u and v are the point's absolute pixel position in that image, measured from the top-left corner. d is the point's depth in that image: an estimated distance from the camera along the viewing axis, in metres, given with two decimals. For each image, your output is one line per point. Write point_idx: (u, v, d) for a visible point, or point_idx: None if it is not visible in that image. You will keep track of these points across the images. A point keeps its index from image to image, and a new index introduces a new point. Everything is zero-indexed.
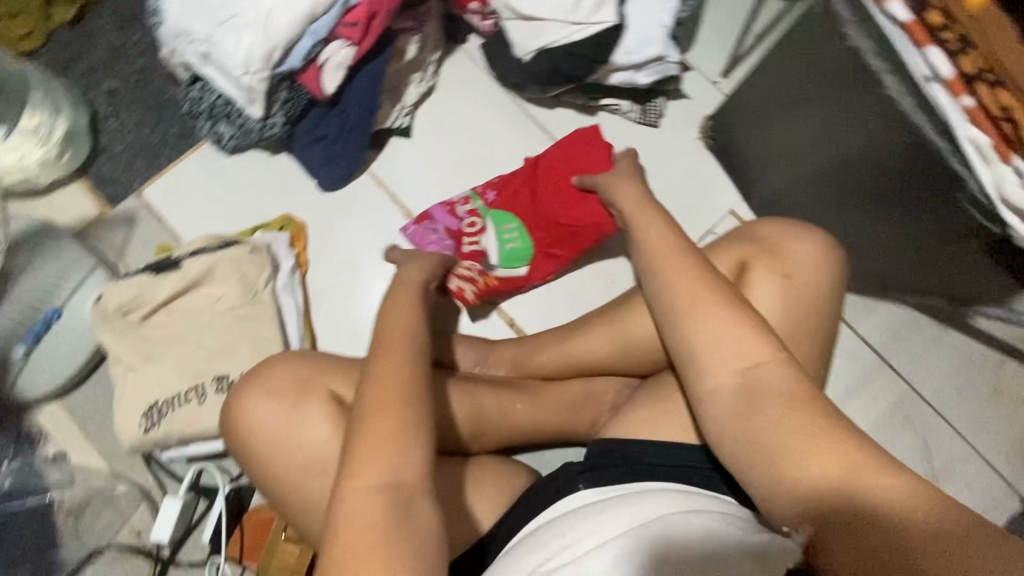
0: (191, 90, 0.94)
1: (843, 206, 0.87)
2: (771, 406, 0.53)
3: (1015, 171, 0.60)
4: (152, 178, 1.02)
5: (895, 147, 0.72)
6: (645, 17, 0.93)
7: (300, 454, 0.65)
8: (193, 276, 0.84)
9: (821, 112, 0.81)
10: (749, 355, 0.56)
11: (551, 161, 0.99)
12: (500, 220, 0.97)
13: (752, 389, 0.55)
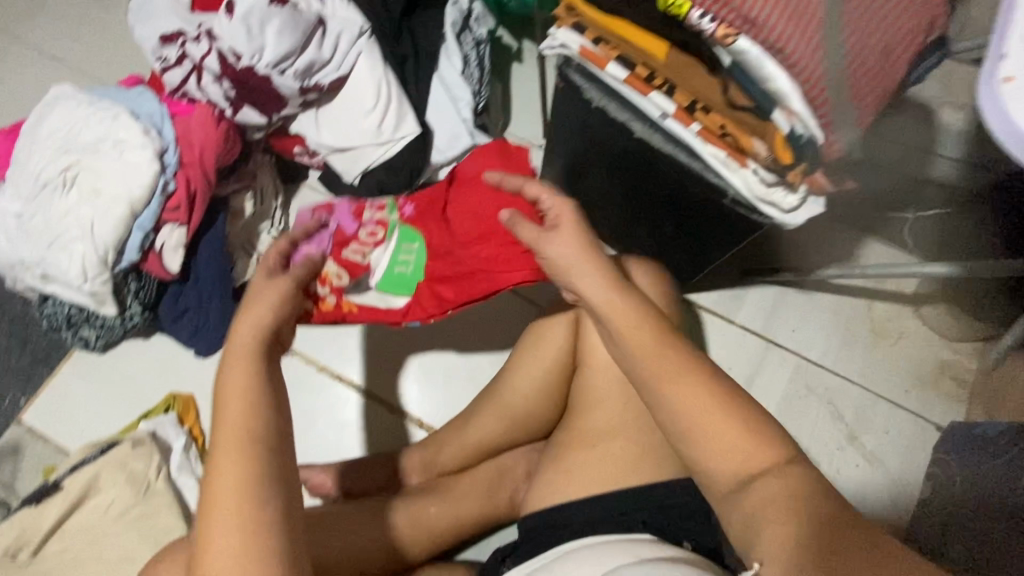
0: (44, 308, 0.96)
1: (658, 234, 0.93)
2: (738, 451, 0.54)
3: (753, 172, 0.68)
4: (30, 401, 1.02)
5: (667, 179, 0.79)
6: (445, 118, 1.02)
7: None
8: (77, 493, 0.84)
9: (599, 164, 0.87)
10: (716, 408, 0.55)
11: (469, 180, 1.03)
12: (405, 236, 1.00)
13: (721, 437, 0.55)
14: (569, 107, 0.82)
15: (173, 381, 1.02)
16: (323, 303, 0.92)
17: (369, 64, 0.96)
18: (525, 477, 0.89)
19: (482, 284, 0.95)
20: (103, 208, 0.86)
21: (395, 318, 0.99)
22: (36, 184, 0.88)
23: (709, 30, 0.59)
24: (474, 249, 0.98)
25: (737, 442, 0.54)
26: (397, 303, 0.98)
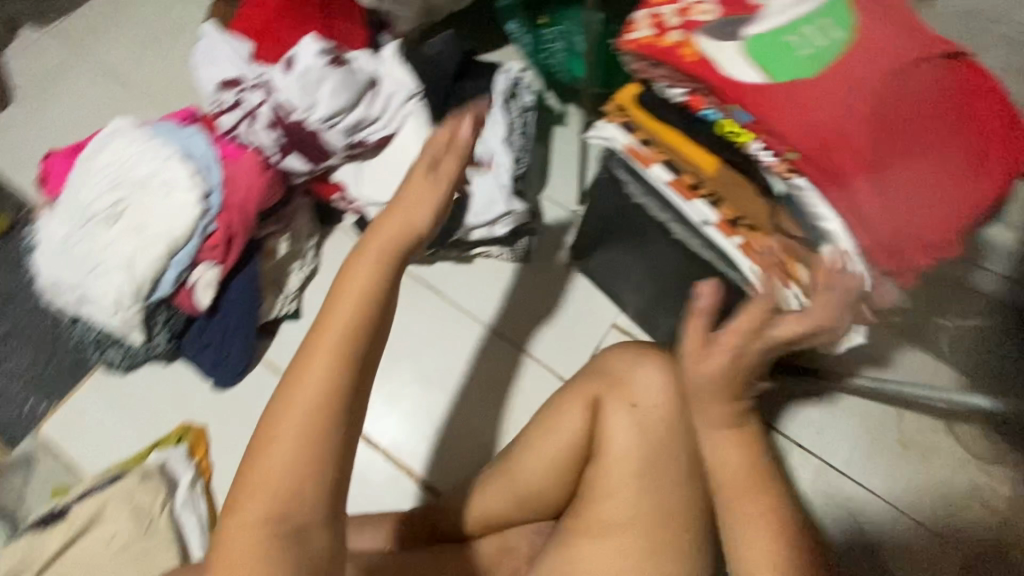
0: (75, 326, 1.00)
1: (683, 325, 0.92)
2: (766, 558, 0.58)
3: (794, 294, 0.66)
4: (48, 414, 1.04)
5: (700, 277, 0.77)
6: (485, 184, 1.02)
7: None
8: (82, 522, 0.84)
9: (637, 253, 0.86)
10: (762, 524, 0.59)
11: (954, 69, 0.55)
12: (835, 13, 0.56)
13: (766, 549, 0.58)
14: (606, 195, 0.82)
15: (187, 411, 1.03)
16: (680, 47, 0.59)
17: (417, 125, 0.98)
18: (529, 560, 0.86)
19: (826, 160, 0.55)
20: (146, 244, 0.89)
21: (724, 95, 0.58)
22: (81, 210, 0.90)
23: (770, 161, 0.60)
24: (941, 124, 0.54)
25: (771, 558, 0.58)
26: (749, 79, 0.57)
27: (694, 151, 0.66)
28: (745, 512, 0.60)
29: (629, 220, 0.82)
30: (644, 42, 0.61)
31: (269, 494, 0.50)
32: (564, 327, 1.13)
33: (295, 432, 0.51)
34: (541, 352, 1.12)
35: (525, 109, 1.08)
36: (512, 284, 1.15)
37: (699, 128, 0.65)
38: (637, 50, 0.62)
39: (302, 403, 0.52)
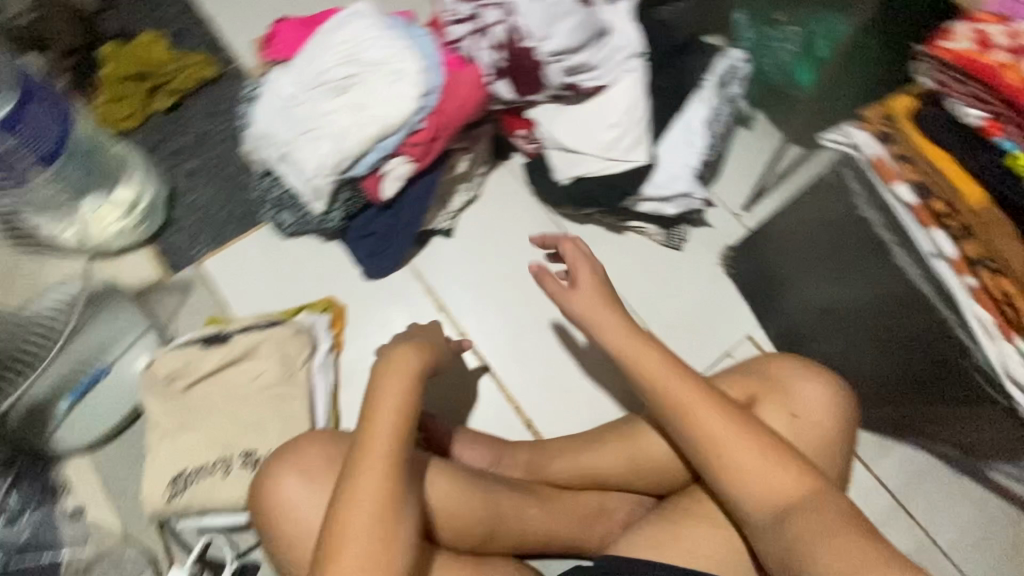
0: (264, 181, 1.07)
1: (861, 345, 0.91)
2: (744, 470, 0.67)
3: (1017, 350, 0.67)
4: (210, 252, 1.11)
5: (905, 306, 0.78)
6: (675, 158, 1.02)
7: (303, 522, 0.72)
8: (241, 350, 0.90)
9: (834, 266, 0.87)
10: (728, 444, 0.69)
11: None
12: None
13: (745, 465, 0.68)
14: (825, 200, 0.83)
15: (334, 289, 1.10)
16: (1005, 68, 0.62)
17: (632, 84, 0.97)
18: (621, 526, 0.89)
19: None
20: (361, 122, 0.94)
21: None
22: (316, 76, 0.96)
23: None
24: None
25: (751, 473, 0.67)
26: None
27: (964, 180, 0.66)
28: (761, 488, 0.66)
29: (840, 233, 0.82)
30: (964, 55, 0.64)
31: (373, 462, 0.69)
32: (697, 322, 1.13)
33: (385, 422, 0.72)
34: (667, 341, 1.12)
35: (729, 101, 1.06)
36: (658, 266, 1.16)
37: (986, 156, 0.64)
38: (954, 61, 0.64)
39: (383, 403, 0.74)
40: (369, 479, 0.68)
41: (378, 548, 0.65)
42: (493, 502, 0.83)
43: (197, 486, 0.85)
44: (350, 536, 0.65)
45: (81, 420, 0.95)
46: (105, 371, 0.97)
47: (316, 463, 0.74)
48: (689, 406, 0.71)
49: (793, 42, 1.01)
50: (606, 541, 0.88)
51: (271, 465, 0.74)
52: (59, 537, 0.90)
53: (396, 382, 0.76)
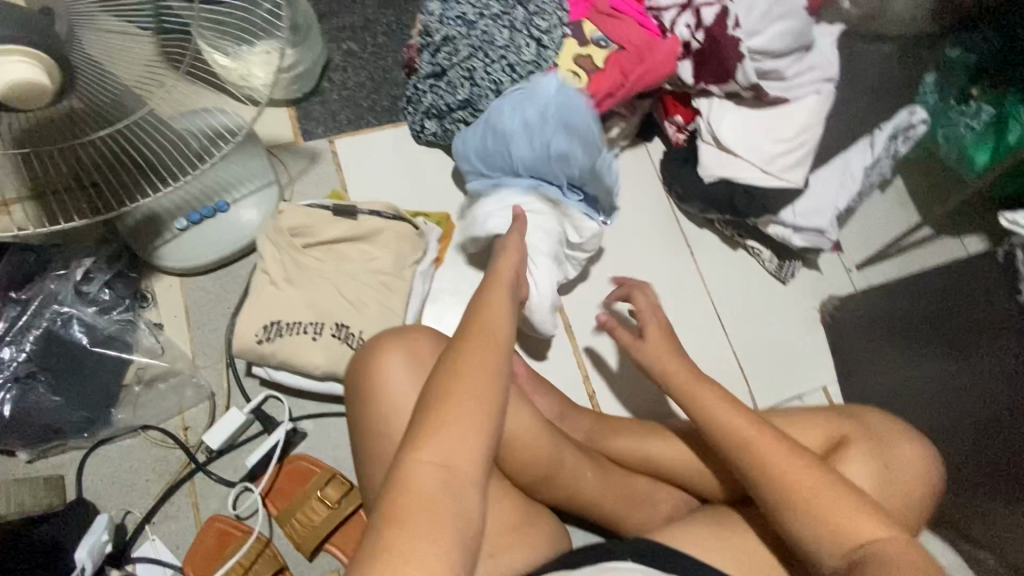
0: (422, 83, 1.04)
1: (961, 435, 0.90)
2: (828, 521, 0.62)
3: None
4: (345, 132, 1.12)
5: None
6: (825, 194, 1.02)
7: (394, 404, 0.72)
8: (364, 230, 0.91)
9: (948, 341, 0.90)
10: (797, 483, 0.64)
11: None
12: None
13: (808, 509, 0.62)
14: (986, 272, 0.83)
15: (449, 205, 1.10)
16: None
17: (815, 107, 0.98)
18: (663, 519, 0.87)
19: None
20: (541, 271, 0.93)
21: None
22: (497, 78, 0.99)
23: None
24: None
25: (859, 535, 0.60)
26: None
27: None
28: (793, 487, 0.64)
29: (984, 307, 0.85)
30: None
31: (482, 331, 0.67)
32: (780, 356, 1.13)
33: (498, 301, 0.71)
34: (747, 366, 1.12)
35: (892, 156, 1.04)
36: (756, 290, 1.15)
37: None
38: None
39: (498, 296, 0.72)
40: (477, 352, 0.64)
41: (471, 419, 0.59)
42: (557, 455, 0.81)
43: (285, 340, 0.86)
44: (453, 394, 0.60)
45: (188, 243, 0.96)
46: (225, 207, 0.97)
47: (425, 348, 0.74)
48: (706, 405, 0.71)
49: (980, 122, 0.99)
50: (644, 528, 0.85)
51: (383, 338, 0.75)
52: (138, 343, 0.91)
53: (503, 281, 0.75)
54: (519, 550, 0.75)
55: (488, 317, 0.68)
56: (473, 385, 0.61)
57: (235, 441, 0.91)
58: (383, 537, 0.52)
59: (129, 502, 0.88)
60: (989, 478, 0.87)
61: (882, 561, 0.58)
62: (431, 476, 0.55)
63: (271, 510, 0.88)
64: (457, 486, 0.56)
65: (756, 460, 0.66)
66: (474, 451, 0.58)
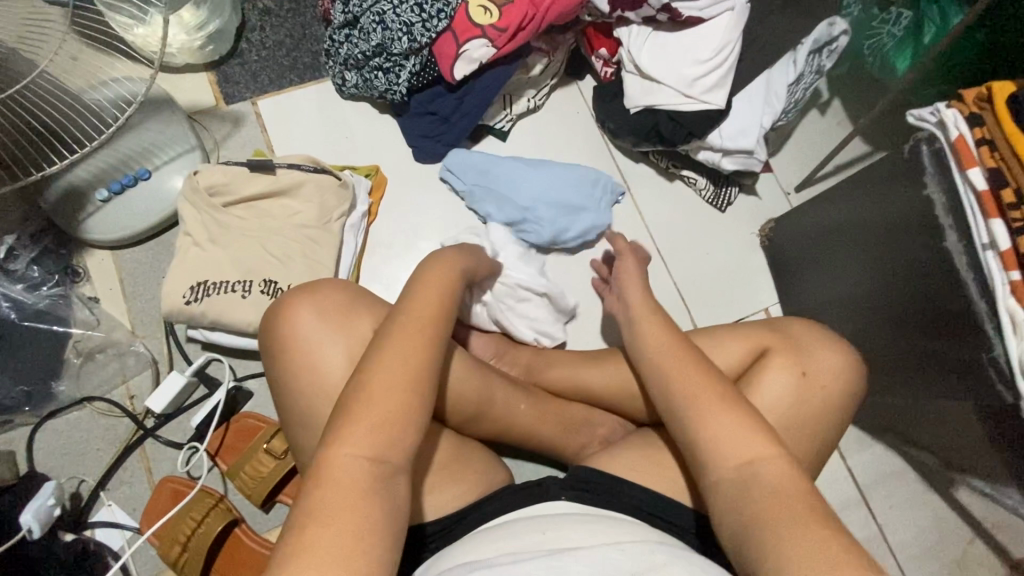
0: (338, 34, 1.04)
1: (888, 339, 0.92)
2: (717, 427, 0.61)
3: (1014, 351, 0.68)
4: (268, 92, 1.11)
5: (942, 293, 0.79)
6: (750, 113, 1.01)
7: (316, 371, 0.72)
8: (284, 184, 0.91)
9: (869, 248, 0.91)
10: (693, 391, 0.65)
11: None
12: None
13: (699, 414, 0.63)
14: (892, 167, 0.84)
15: (380, 158, 1.10)
16: (987, 150, 0.70)
17: (729, 24, 0.96)
18: (601, 442, 0.89)
19: None
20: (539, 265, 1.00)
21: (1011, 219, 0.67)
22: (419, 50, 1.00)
23: (1012, 281, 0.67)
24: None
25: (743, 443, 0.60)
26: (1006, 244, 0.67)
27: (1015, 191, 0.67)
28: (696, 403, 0.64)
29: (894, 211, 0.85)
30: (962, 155, 0.71)
31: (416, 318, 0.68)
32: (722, 283, 1.14)
33: (438, 287, 0.73)
34: (688, 294, 1.13)
35: (816, 71, 1.04)
36: (695, 220, 1.16)
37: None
38: (966, 162, 0.71)
39: (432, 282, 0.73)
40: (406, 337, 0.66)
41: (394, 404, 0.62)
42: (487, 392, 0.83)
43: (213, 300, 0.86)
44: (385, 385, 0.63)
45: (112, 215, 0.95)
46: (147, 174, 0.96)
47: (333, 304, 0.74)
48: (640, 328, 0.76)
49: (900, 28, 0.99)
50: (583, 452, 0.88)
51: (293, 294, 0.74)
52: (72, 316, 0.92)
53: (449, 266, 0.77)
54: (455, 483, 0.77)
55: (427, 303, 0.70)
56: (402, 369, 0.64)
57: (181, 404, 0.93)
58: (312, 527, 0.55)
59: (80, 471, 0.89)
60: (918, 373, 0.88)
61: (767, 492, 0.56)
62: (359, 462, 0.59)
63: (222, 467, 0.90)
64: (373, 473, 0.59)
65: (666, 371, 0.69)
66: (405, 443, 0.62)
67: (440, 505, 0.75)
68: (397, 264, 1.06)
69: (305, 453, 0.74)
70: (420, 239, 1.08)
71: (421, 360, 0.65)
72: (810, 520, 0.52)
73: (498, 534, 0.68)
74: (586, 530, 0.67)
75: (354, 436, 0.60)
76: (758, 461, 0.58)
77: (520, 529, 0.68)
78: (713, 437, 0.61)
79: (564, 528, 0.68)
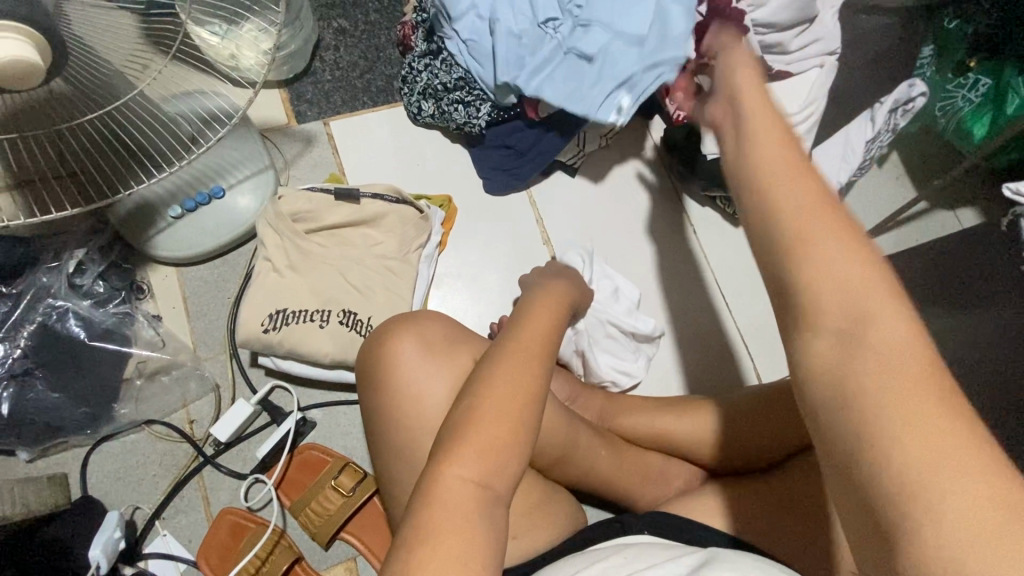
0: (418, 61, 1.03)
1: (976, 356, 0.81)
2: (840, 271, 0.38)
3: None
4: (340, 114, 1.09)
5: None
6: (827, 167, 1.02)
7: (416, 405, 0.70)
8: (366, 215, 0.89)
9: (956, 281, 0.87)
10: (806, 219, 0.40)
11: None
12: None
13: (807, 246, 0.39)
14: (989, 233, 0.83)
15: (451, 188, 1.08)
16: None
17: (818, 80, 0.97)
18: (676, 493, 0.88)
19: None
20: (629, 306, 1.03)
21: None
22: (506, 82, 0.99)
23: None
24: None
25: (876, 296, 0.37)
26: None
27: None
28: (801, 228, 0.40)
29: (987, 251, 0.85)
30: None
31: (528, 344, 0.67)
32: None
33: (548, 321, 0.73)
34: (750, 344, 1.10)
35: (892, 129, 1.04)
36: None
37: None
38: None
39: (541, 314, 0.74)
40: (516, 362, 0.64)
41: (503, 428, 0.59)
42: (569, 441, 0.81)
43: (292, 328, 0.84)
44: (495, 406, 0.59)
45: (184, 232, 0.93)
46: (221, 192, 0.94)
47: (433, 334, 0.73)
48: (752, 151, 0.44)
49: (977, 94, 0.99)
50: (659, 501, 0.86)
51: (393, 323, 0.74)
52: (137, 336, 0.88)
53: (554, 300, 0.79)
54: (540, 533, 0.74)
55: (536, 333, 0.69)
56: (507, 394, 0.60)
57: (244, 432, 0.90)
58: (410, 550, 0.51)
59: (136, 498, 0.86)
60: None
61: (899, 372, 0.35)
62: (465, 488, 0.55)
63: (284, 500, 0.87)
64: (477, 502, 0.55)
65: (771, 200, 0.41)
66: (509, 471, 0.58)
67: (525, 555, 0.72)
68: (464, 296, 1.04)
69: (397, 491, 0.71)
70: (490, 272, 1.06)
71: (530, 385, 0.62)
72: (956, 438, 0.33)
73: (581, 562, 0.65)
74: (668, 555, 0.63)
75: (457, 457, 0.56)
76: (877, 315, 0.37)
77: (604, 556, 0.65)
78: (817, 270, 0.38)
79: (649, 553, 0.65)
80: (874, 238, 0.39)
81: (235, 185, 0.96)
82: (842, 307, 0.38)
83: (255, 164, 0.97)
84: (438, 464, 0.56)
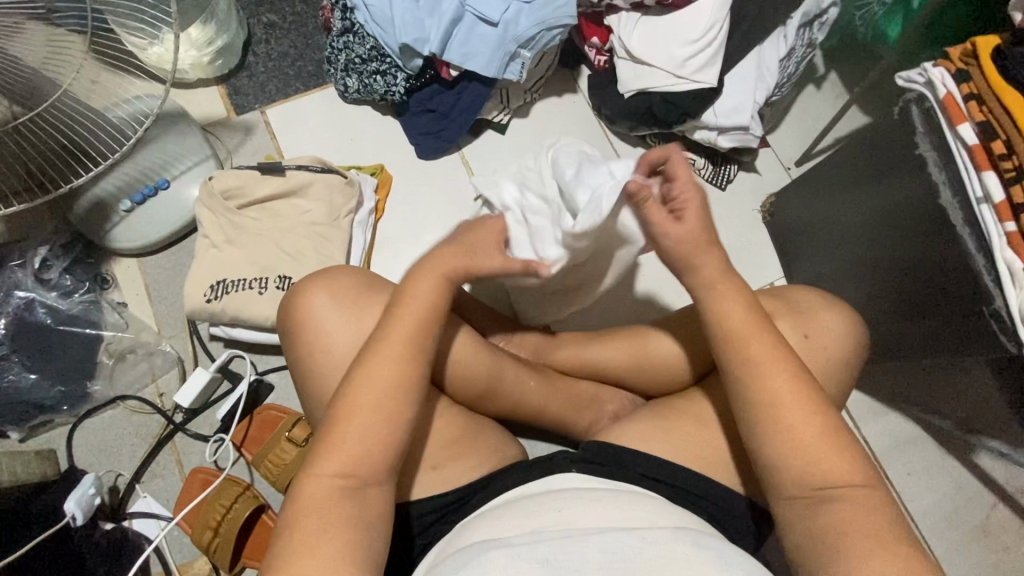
0: (338, 41, 1.08)
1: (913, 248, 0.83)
2: (801, 440, 0.59)
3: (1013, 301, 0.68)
4: (275, 101, 1.16)
5: (933, 241, 0.79)
6: (742, 89, 1.03)
7: (331, 354, 0.76)
8: (292, 186, 0.95)
9: (876, 190, 0.88)
10: (761, 366, 0.62)
11: None
12: None
13: (776, 412, 0.60)
14: (891, 131, 0.83)
15: (384, 157, 1.14)
16: (967, 101, 0.70)
17: (716, 4, 0.98)
18: (609, 417, 0.91)
19: None
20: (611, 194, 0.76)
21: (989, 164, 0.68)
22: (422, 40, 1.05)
23: (1005, 230, 0.68)
24: None
25: (823, 455, 0.58)
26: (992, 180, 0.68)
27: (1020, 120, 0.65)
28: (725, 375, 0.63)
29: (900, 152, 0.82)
30: (947, 105, 0.72)
31: (400, 317, 0.65)
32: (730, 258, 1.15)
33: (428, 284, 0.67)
34: None
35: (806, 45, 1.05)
36: None
37: (999, 118, 0.67)
38: (949, 121, 0.73)
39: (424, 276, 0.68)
40: (387, 343, 0.63)
41: (370, 415, 0.60)
42: (494, 375, 0.85)
43: (233, 296, 0.91)
44: (361, 395, 0.60)
45: (134, 222, 1.01)
46: (166, 183, 1.02)
47: (342, 287, 0.78)
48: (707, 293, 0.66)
49: None
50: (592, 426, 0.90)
51: (306, 280, 0.79)
52: (103, 320, 0.97)
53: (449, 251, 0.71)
54: (465, 461, 0.78)
55: (415, 295, 0.66)
56: (391, 373, 0.62)
57: (208, 399, 0.97)
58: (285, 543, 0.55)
59: (117, 465, 0.95)
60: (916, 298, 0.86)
61: (847, 508, 0.56)
62: (334, 481, 0.58)
63: (248, 457, 0.95)
64: (348, 491, 0.58)
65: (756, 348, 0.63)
66: (380, 458, 0.60)
67: (449, 480, 0.76)
68: (404, 257, 1.09)
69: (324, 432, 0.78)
70: (428, 232, 1.11)
71: (399, 364, 0.62)
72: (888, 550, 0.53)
73: (510, 510, 0.67)
74: (601, 514, 0.64)
75: (329, 453, 0.59)
76: (838, 479, 0.58)
77: (533, 509, 0.66)
78: (792, 444, 0.59)
79: (578, 501, 0.66)
80: (816, 399, 0.60)
81: (179, 176, 1.03)
82: (811, 475, 0.58)
83: (197, 155, 1.05)
84: (311, 462, 0.59)
